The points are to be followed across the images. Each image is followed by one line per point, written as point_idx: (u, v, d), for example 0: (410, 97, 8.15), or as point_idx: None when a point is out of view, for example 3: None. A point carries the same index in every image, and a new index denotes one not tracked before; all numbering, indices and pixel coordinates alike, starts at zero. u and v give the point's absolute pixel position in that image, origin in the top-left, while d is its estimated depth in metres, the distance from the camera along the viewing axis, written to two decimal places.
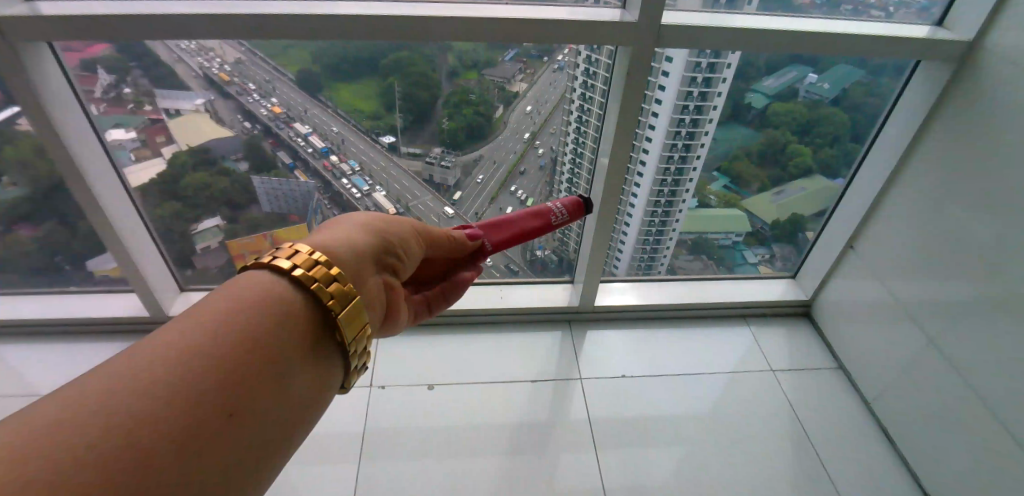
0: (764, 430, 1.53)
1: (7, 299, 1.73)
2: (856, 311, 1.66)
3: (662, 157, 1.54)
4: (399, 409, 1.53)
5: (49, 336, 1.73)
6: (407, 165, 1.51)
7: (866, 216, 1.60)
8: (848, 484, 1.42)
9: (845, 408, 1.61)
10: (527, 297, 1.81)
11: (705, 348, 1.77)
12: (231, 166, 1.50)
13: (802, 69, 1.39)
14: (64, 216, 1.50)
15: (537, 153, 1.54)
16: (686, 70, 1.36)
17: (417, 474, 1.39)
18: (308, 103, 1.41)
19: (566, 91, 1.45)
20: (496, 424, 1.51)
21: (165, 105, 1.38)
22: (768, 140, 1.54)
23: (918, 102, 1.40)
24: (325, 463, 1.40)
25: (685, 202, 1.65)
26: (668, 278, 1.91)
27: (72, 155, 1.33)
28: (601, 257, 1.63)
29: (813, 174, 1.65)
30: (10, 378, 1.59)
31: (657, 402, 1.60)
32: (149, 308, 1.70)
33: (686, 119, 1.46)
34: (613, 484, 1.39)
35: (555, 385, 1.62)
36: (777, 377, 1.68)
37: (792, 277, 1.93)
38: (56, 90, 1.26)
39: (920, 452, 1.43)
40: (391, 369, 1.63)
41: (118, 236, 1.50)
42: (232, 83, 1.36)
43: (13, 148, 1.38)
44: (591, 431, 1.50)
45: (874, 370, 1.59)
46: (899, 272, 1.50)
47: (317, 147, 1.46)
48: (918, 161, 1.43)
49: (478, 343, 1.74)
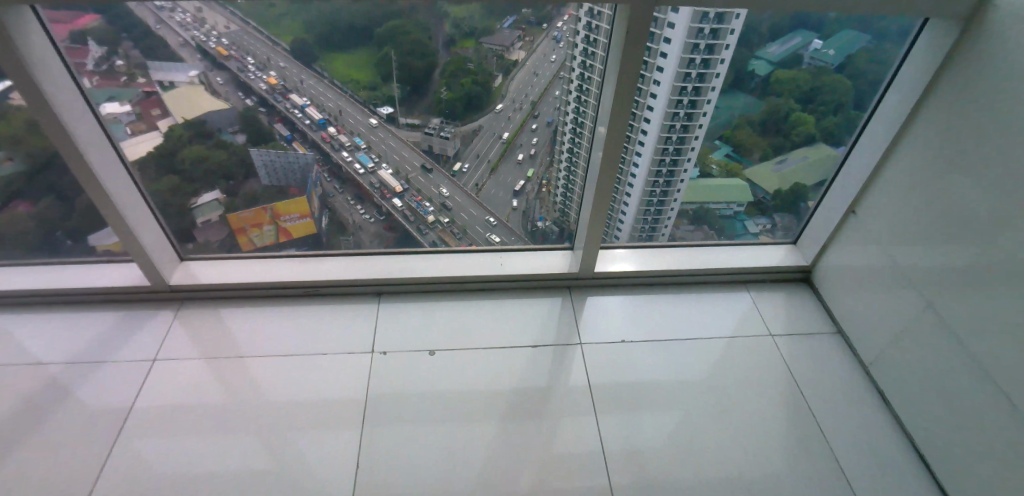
0: (763, 395, 1.56)
1: (4, 269, 1.72)
2: (856, 276, 1.67)
3: (663, 127, 1.55)
4: (403, 372, 1.57)
5: (49, 307, 1.72)
6: (405, 136, 1.49)
7: (868, 182, 1.59)
8: (843, 444, 1.46)
9: (841, 372, 1.63)
10: (527, 265, 1.81)
11: (705, 315, 1.79)
12: (228, 140, 1.48)
13: (807, 34, 1.40)
14: (62, 192, 1.50)
15: (537, 122, 1.52)
16: (689, 36, 1.35)
17: (420, 439, 1.42)
18: (304, 74, 1.39)
19: (566, 60, 1.44)
20: (498, 390, 1.53)
21: (158, 77, 1.36)
22: (771, 108, 1.54)
23: (923, 64, 1.38)
24: (329, 428, 1.43)
25: (686, 172, 1.65)
26: (673, 245, 1.90)
27: (65, 126, 1.32)
28: (601, 221, 1.64)
29: (817, 143, 1.65)
30: (11, 349, 1.60)
31: (657, 367, 1.62)
32: (150, 279, 1.69)
33: (688, 87, 1.47)
34: (612, 448, 1.42)
35: (555, 350, 1.65)
36: (775, 342, 1.71)
37: (793, 243, 1.92)
38: (47, 65, 1.26)
39: (915, 415, 1.47)
40: (392, 336, 1.66)
41: (115, 208, 1.50)
42: (230, 57, 1.36)
43: (9, 124, 1.39)
44: (590, 395, 1.54)
45: (873, 335, 1.61)
46: (900, 238, 1.49)
47: (313, 118, 1.44)
48: (919, 126, 1.42)
49: (479, 310, 1.76)
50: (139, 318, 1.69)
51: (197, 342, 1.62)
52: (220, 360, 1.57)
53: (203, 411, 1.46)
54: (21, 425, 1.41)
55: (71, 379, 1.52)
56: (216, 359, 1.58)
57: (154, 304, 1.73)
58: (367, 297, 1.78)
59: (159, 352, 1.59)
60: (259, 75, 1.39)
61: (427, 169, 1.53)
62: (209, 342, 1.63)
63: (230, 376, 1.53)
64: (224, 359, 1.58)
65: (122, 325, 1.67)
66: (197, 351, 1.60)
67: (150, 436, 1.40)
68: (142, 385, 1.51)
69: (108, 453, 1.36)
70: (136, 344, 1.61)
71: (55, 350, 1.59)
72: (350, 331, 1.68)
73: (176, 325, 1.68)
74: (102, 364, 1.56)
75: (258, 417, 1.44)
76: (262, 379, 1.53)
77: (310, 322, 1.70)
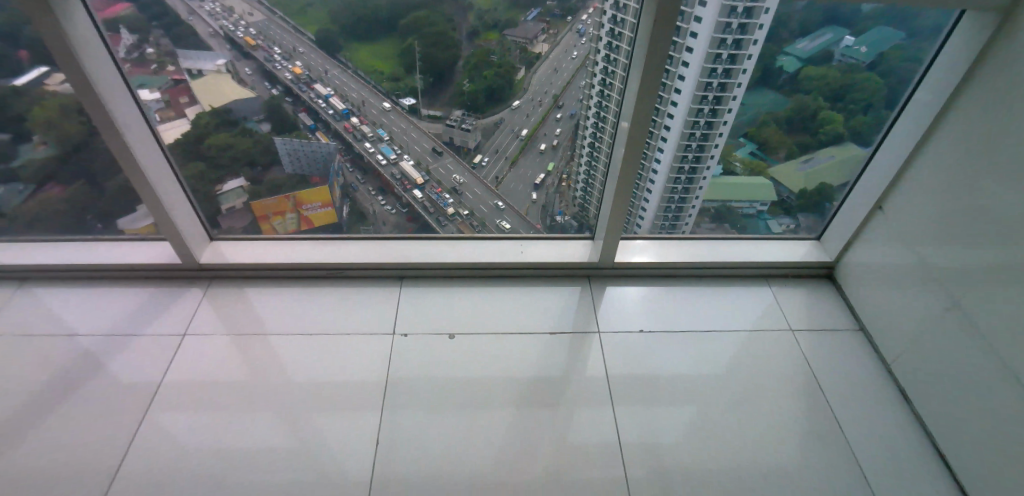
0: (782, 389, 1.54)
1: (38, 245, 1.78)
2: (880, 273, 1.63)
3: (687, 122, 1.54)
4: (423, 354, 1.58)
5: (82, 281, 1.77)
6: (427, 128, 1.48)
7: (896, 177, 1.55)
8: (863, 442, 1.44)
9: (863, 371, 1.60)
10: (547, 253, 1.82)
11: (726, 308, 1.77)
12: (254, 128, 1.49)
13: (837, 30, 1.39)
14: (92, 174, 1.56)
15: (561, 112, 1.52)
16: (716, 30, 1.35)
17: (437, 421, 1.43)
18: (329, 64, 1.41)
19: (589, 54, 1.45)
20: (516, 377, 1.54)
21: (187, 65, 1.39)
22: (798, 105, 1.52)
23: (959, 53, 1.34)
24: (347, 409, 1.45)
25: (709, 169, 1.64)
26: (694, 237, 1.88)
27: (108, 110, 1.37)
28: (621, 215, 1.65)
29: (844, 142, 1.61)
30: (47, 320, 1.65)
31: (676, 359, 1.61)
32: (181, 257, 1.72)
33: (714, 83, 1.45)
34: (629, 440, 1.42)
35: (573, 337, 1.65)
36: (796, 336, 1.68)
37: (818, 239, 1.88)
38: (88, 49, 1.30)
39: (938, 414, 1.43)
40: (413, 318, 1.68)
41: (150, 187, 1.54)
42: (257, 47, 1.40)
43: (42, 110, 1.47)
44: (608, 386, 1.53)
45: (897, 332, 1.57)
46: (926, 235, 1.46)
47: (337, 108, 1.46)
48: (952, 118, 1.38)
49: (499, 296, 1.77)
50: (169, 294, 1.74)
51: (225, 320, 1.66)
52: (245, 336, 1.61)
53: (226, 387, 1.49)
54: (55, 395, 1.46)
55: (102, 351, 1.57)
56: (241, 336, 1.61)
57: (183, 282, 1.77)
58: (388, 280, 1.80)
59: (188, 328, 1.63)
60: (284, 65, 1.42)
61: (439, 151, 1.52)
62: (236, 318, 1.67)
63: (254, 352, 1.57)
64: (249, 337, 1.61)
65: (153, 300, 1.72)
66: (224, 327, 1.64)
67: (177, 411, 1.43)
68: (171, 359, 1.55)
69: (138, 424, 1.41)
70: (166, 320, 1.66)
71: (89, 322, 1.64)
72: (370, 312, 1.70)
73: (205, 303, 1.72)
74: (134, 338, 1.61)
75: (280, 395, 1.47)
76: (285, 359, 1.55)
77: (333, 303, 1.73)
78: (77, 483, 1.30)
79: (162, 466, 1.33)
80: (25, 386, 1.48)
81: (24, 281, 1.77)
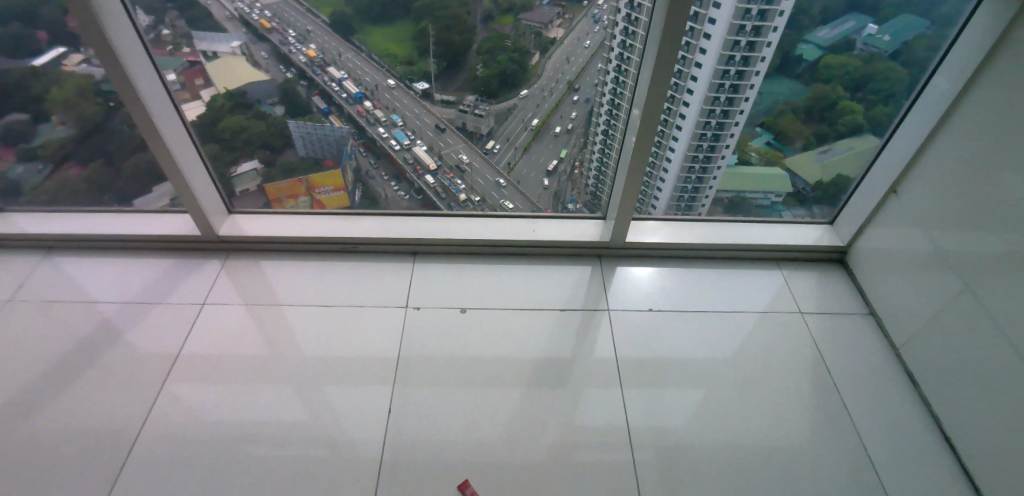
0: (791, 373, 1.52)
1: (56, 216, 1.80)
2: (892, 259, 1.60)
3: (702, 110, 1.53)
4: (435, 329, 1.59)
5: (104, 251, 1.80)
6: (439, 113, 1.48)
7: (912, 160, 1.51)
8: (871, 428, 1.42)
9: (873, 357, 1.57)
10: (559, 233, 1.80)
11: (739, 289, 1.75)
12: (267, 111, 1.48)
13: (861, 18, 1.36)
14: (109, 155, 1.59)
15: (577, 96, 1.51)
16: (734, 17, 1.34)
17: (446, 398, 1.43)
18: (342, 47, 1.41)
19: (605, 39, 1.44)
20: (524, 357, 1.53)
21: (202, 47, 1.41)
22: (817, 94, 1.49)
23: (981, 32, 1.29)
24: (355, 384, 1.46)
25: (724, 158, 1.62)
26: (707, 220, 1.85)
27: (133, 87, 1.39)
28: (632, 203, 1.65)
29: (863, 133, 1.60)
30: (69, 288, 1.68)
31: (685, 341, 1.59)
32: (200, 227, 1.74)
33: (731, 71, 1.44)
34: (636, 424, 1.40)
35: (583, 315, 1.65)
36: (804, 319, 1.66)
37: (830, 224, 1.84)
38: (114, 29, 1.32)
39: (947, 403, 1.41)
40: (425, 291, 1.69)
41: (173, 161, 1.56)
42: (272, 30, 1.41)
43: (60, 89, 1.48)
44: (617, 370, 1.52)
45: (908, 318, 1.54)
46: (940, 222, 1.43)
47: (350, 92, 1.45)
48: (972, 99, 1.34)
49: (510, 272, 1.77)
50: (188, 265, 1.76)
51: (241, 290, 1.68)
52: (260, 307, 1.63)
53: (240, 358, 1.50)
54: (81, 359, 1.49)
55: (122, 320, 1.60)
56: (256, 307, 1.63)
57: (200, 254, 1.79)
58: (399, 257, 1.80)
59: (207, 297, 1.66)
60: (299, 48, 1.42)
61: (440, 128, 1.50)
62: (252, 289, 1.69)
63: (269, 324, 1.59)
64: (264, 307, 1.63)
65: (174, 270, 1.74)
66: (240, 297, 1.66)
67: (189, 383, 1.45)
68: (190, 327, 1.58)
69: (157, 391, 1.43)
70: (185, 289, 1.68)
71: (109, 291, 1.67)
72: (382, 286, 1.71)
73: (222, 274, 1.74)
74: (155, 305, 1.64)
75: (292, 367, 1.48)
76: (297, 333, 1.57)
77: (347, 277, 1.74)
78: (95, 447, 1.33)
79: (175, 435, 1.34)
80: (53, 351, 1.52)
81: (49, 251, 1.80)
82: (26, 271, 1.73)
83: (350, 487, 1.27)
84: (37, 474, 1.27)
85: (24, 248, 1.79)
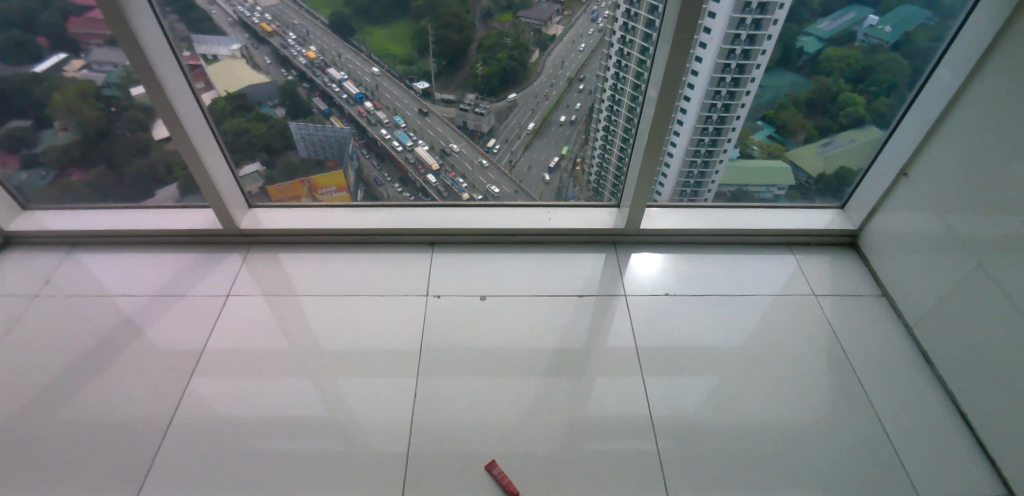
0: (808, 354, 1.51)
1: (67, 212, 1.79)
2: (903, 240, 1.58)
3: (704, 105, 1.54)
4: (455, 317, 1.57)
5: (128, 247, 1.78)
6: (441, 112, 1.48)
7: (924, 139, 1.49)
8: (889, 411, 1.39)
9: (888, 338, 1.55)
10: (574, 220, 1.78)
11: (755, 272, 1.73)
12: (268, 113, 1.49)
13: (861, 9, 1.36)
14: (112, 160, 1.61)
15: (583, 85, 1.50)
16: (735, 10, 1.34)
17: (467, 389, 1.41)
18: (342, 48, 1.42)
19: (605, 35, 1.44)
20: (544, 346, 1.51)
21: (202, 50, 1.44)
22: (820, 87, 1.49)
23: (997, 8, 1.26)
24: (372, 375, 1.44)
25: (726, 152, 1.64)
26: (717, 205, 1.82)
27: (164, 87, 1.38)
28: (646, 193, 1.64)
29: (865, 125, 1.60)
30: (91, 283, 1.67)
31: (705, 327, 1.57)
32: (223, 222, 1.73)
33: (732, 65, 1.45)
34: (658, 411, 1.38)
35: (598, 300, 1.63)
36: (818, 301, 1.64)
37: (841, 207, 1.82)
38: (146, 32, 1.31)
39: (965, 384, 1.38)
40: (445, 280, 1.68)
41: (199, 159, 1.55)
42: (274, 33, 1.41)
43: (61, 93, 1.49)
44: (637, 357, 1.49)
45: (922, 299, 1.52)
46: (954, 202, 1.40)
47: (350, 93, 1.46)
48: (983, 78, 1.32)
49: (530, 259, 1.75)
50: (211, 258, 1.74)
51: (262, 282, 1.67)
52: (278, 298, 1.63)
53: (259, 352, 1.49)
54: (104, 354, 1.48)
55: (142, 316, 1.58)
56: (276, 299, 1.62)
57: (221, 248, 1.78)
58: (417, 246, 1.78)
59: (232, 288, 1.65)
60: (299, 50, 1.42)
61: (422, 111, 1.48)
62: (273, 282, 1.68)
63: (288, 316, 1.58)
64: (286, 298, 1.63)
65: (196, 264, 1.73)
66: (261, 288, 1.65)
67: (210, 377, 1.43)
68: (215, 320, 1.57)
69: (183, 385, 1.42)
70: (209, 282, 1.67)
71: (130, 286, 1.66)
72: (400, 275, 1.70)
73: (245, 267, 1.72)
74: (181, 298, 1.63)
75: (311, 359, 1.47)
76: (314, 325, 1.55)
77: (367, 268, 1.72)
78: (116, 443, 1.31)
79: (197, 428, 1.33)
80: (70, 348, 1.50)
81: (74, 247, 1.78)
82: (51, 266, 1.72)
83: (371, 478, 1.25)
84: (68, 469, 1.26)
85: (46, 245, 1.78)
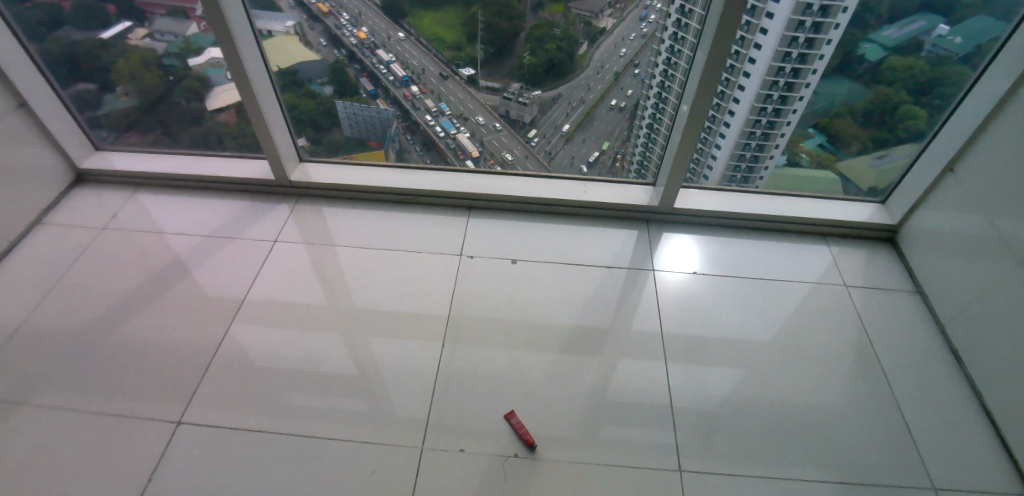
0: (839, 345, 1.46)
1: (131, 153, 1.87)
2: (945, 240, 1.50)
3: (754, 108, 1.50)
4: (486, 279, 1.61)
5: (185, 190, 1.85)
6: (485, 99, 1.47)
7: (974, 134, 1.40)
8: (915, 411, 1.33)
9: (920, 337, 1.48)
10: (610, 195, 1.76)
11: (788, 258, 1.68)
12: (317, 89, 1.55)
13: (931, 17, 1.30)
14: (167, 118, 1.69)
15: (637, 71, 1.47)
16: (795, 12, 1.30)
17: (487, 360, 1.41)
18: (392, 30, 1.43)
19: (657, 31, 1.42)
20: (562, 321, 1.50)
21: (260, 26, 1.51)
22: (877, 97, 1.45)
23: None
24: (398, 336, 1.46)
25: (772, 158, 1.62)
26: (758, 192, 1.76)
27: (238, 51, 1.45)
28: (674, 190, 1.66)
29: (924, 141, 1.55)
30: (149, 221, 1.75)
31: (732, 313, 1.53)
32: (275, 173, 1.77)
33: (787, 69, 1.41)
34: (681, 395, 1.36)
35: (627, 273, 1.63)
36: (851, 292, 1.58)
37: (882, 202, 1.73)
38: (230, 10, 1.39)
39: (997, 393, 1.30)
40: (480, 243, 1.71)
41: (265, 126, 1.63)
42: (329, 15, 1.44)
43: (126, 62, 1.57)
44: (661, 343, 1.46)
45: (958, 300, 1.44)
46: (1001, 201, 1.32)
47: (397, 75, 1.46)
48: None
49: (564, 231, 1.75)
50: (260, 208, 1.80)
51: (306, 231, 1.73)
52: (318, 247, 1.68)
53: (291, 304, 1.53)
54: (151, 291, 1.55)
55: (192, 258, 1.64)
56: (317, 247, 1.68)
57: (270, 198, 1.83)
58: (456, 210, 1.81)
59: (279, 235, 1.72)
60: (351, 30, 1.44)
61: (442, 75, 1.45)
62: (313, 231, 1.73)
63: (326, 267, 1.63)
64: (327, 248, 1.68)
65: (246, 211, 1.79)
66: (304, 237, 1.71)
67: (247, 324, 1.48)
68: (262, 262, 1.64)
69: (224, 328, 1.47)
70: (256, 227, 1.74)
71: (183, 226, 1.73)
72: (434, 236, 1.73)
73: (291, 218, 1.77)
74: (229, 241, 1.70)
75: (341, 316, 1.50)
76: (348, 281, 1.59)
77: (402, 226, 1.76)
78: (161, 371, 1.37)
79: (231, 369, 1.38)
80: (125, 280, 1.58)
81: (138, 188, 1.85)
82: (117, 205, 1.79)
83: (393, 431, 1.28)
84: (120, 392, 1.33)
85: (114, 185, 1.86)
